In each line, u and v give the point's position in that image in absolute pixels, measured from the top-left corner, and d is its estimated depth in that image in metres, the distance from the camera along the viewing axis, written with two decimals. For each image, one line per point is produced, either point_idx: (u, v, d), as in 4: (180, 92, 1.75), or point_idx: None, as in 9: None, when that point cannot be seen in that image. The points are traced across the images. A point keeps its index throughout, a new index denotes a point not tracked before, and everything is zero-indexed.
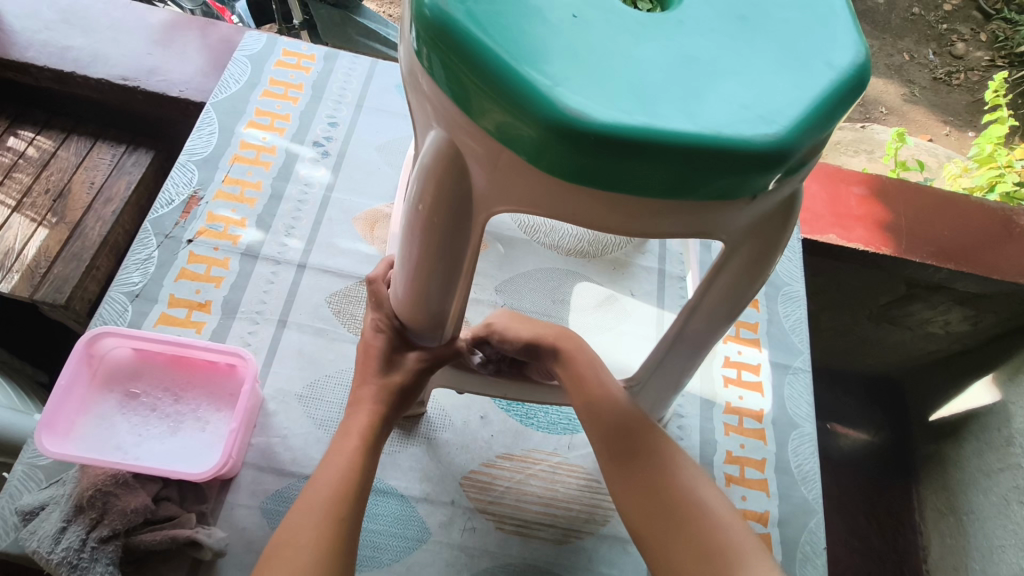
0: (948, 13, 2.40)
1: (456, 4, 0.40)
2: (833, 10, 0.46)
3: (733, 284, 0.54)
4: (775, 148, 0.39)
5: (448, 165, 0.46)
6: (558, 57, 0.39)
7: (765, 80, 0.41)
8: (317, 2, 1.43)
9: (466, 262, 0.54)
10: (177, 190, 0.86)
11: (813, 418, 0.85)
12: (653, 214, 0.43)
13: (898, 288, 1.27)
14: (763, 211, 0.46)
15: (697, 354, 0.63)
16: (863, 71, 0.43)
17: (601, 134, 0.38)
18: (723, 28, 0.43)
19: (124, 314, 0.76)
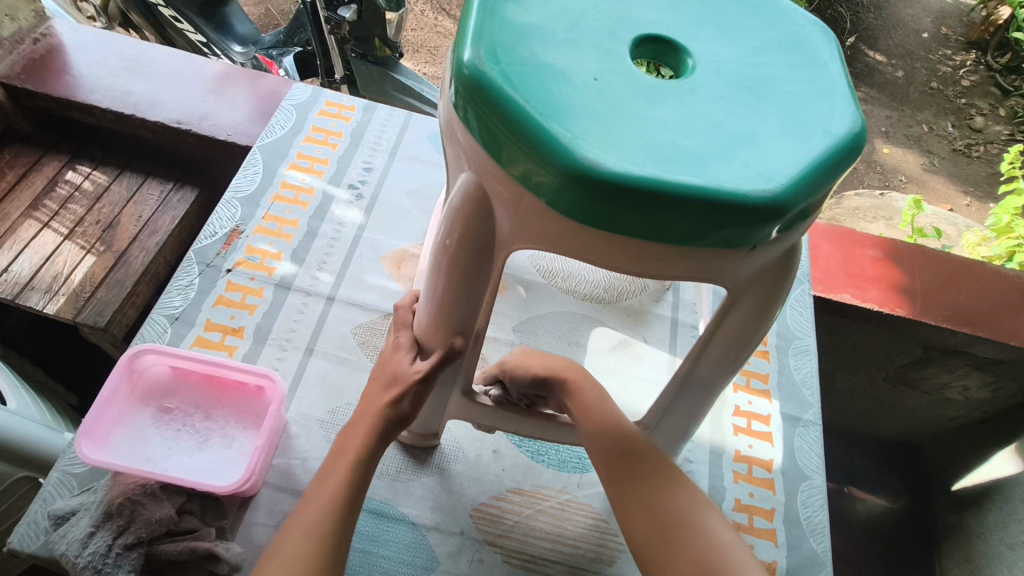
0: (966, 88, 2.47)
1: (493, 65, 0.45)
2: (833, 85, 0.51)
3: (737, 330, 0.57)
4: (773, 204, 0.43)
5: (476, 206, 0.51)
6: (580, 114, 0.44)
7: (767, 144, 0.46)
8: (358, 60, 1.54)
9: (486, 299, 0.58)
10: (221, 223, 0.93)
11: (823, 472, 0.85)
12: (662, 257, 0.47)
13: (915, 350, 1.28)
14: (765, 261, 0.50)
15: (709, 398, 0.66)
16: (858, 139, 0.48)
17: (613, 182, 0.42)
18: (731, 95, 0.48)
19: (163, 335, 0.81)
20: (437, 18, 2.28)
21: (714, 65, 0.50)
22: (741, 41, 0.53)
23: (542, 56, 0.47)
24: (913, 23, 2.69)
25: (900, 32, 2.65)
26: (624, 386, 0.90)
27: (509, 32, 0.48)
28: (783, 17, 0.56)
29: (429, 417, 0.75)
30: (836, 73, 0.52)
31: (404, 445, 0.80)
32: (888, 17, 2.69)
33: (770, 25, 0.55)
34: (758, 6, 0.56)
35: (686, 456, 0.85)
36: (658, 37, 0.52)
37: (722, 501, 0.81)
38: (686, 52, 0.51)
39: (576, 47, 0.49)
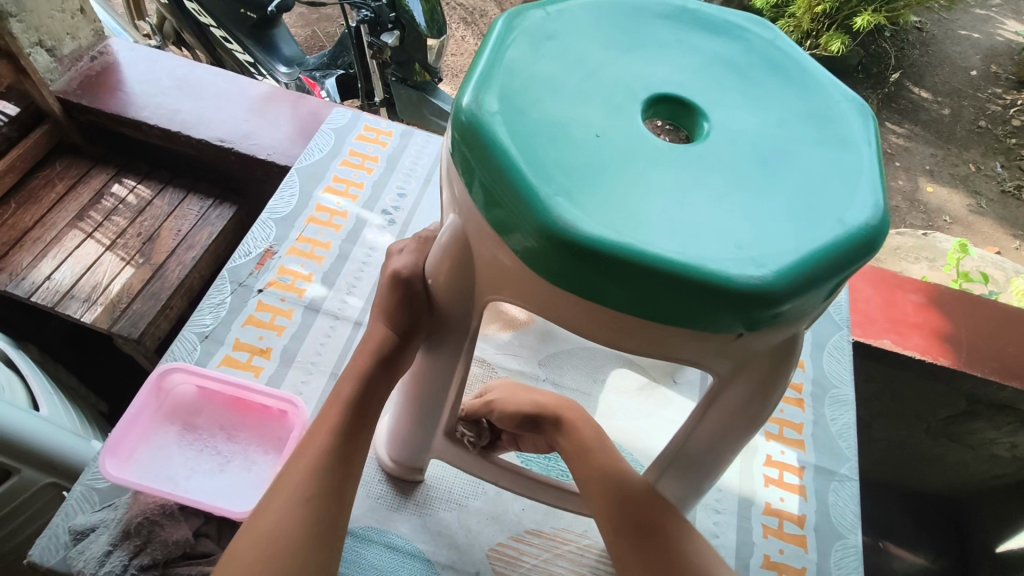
0: (1016, 127, 2.41)
1: (490, 110, 0.43)
2: (861, 167, 0.45)
3: (737, 407, 0.51)
4: (759, 292, 0.38)
5: (459, 250, 0.49)
6: (566, 170, 0.41)
7: (768, 224, 0.41)
8: (398, 84, 1.56)
9: (464, 347, 0.56)
10: (256, 243, 0.93)
11: (859, 531, 0.81)
12: (640, 331, 0.43)
13: (958, 403, 1.22)
14: (759, 348, 0.45)
15: (708, 470, 0.60)
16: (874, 235, 0.42)
17: (585, 247, 0.38)
18: (739, 168, 0.44)
19: (192, 353, 0.82)
20: (476, 44, 2.32)
21: (731, 132, 0.46)
22: (767, 109, 0.48)
23: (546, 109, 0.44)
24: (961, 60, 2.64)
25: (947, 69, 2.59)
26: (650, 429, 0.87)
27: (514, 80, 0.45)
28: (820, 88, 0.50)
29: (415, 454, 0.73)
30: (869, 158, 0.46)
31: (391, 479, 0.78)
32: (934, 53, 2.65)
33: (802, 97, 0.49)
34: (794, 73, 0.51)
35: (713, 505, 0.82)
36: (676, 98, 0.48)
37: (750, 556, 0.78)
38: (703, 115, 0.47)
39: (582, 102, 0.45)
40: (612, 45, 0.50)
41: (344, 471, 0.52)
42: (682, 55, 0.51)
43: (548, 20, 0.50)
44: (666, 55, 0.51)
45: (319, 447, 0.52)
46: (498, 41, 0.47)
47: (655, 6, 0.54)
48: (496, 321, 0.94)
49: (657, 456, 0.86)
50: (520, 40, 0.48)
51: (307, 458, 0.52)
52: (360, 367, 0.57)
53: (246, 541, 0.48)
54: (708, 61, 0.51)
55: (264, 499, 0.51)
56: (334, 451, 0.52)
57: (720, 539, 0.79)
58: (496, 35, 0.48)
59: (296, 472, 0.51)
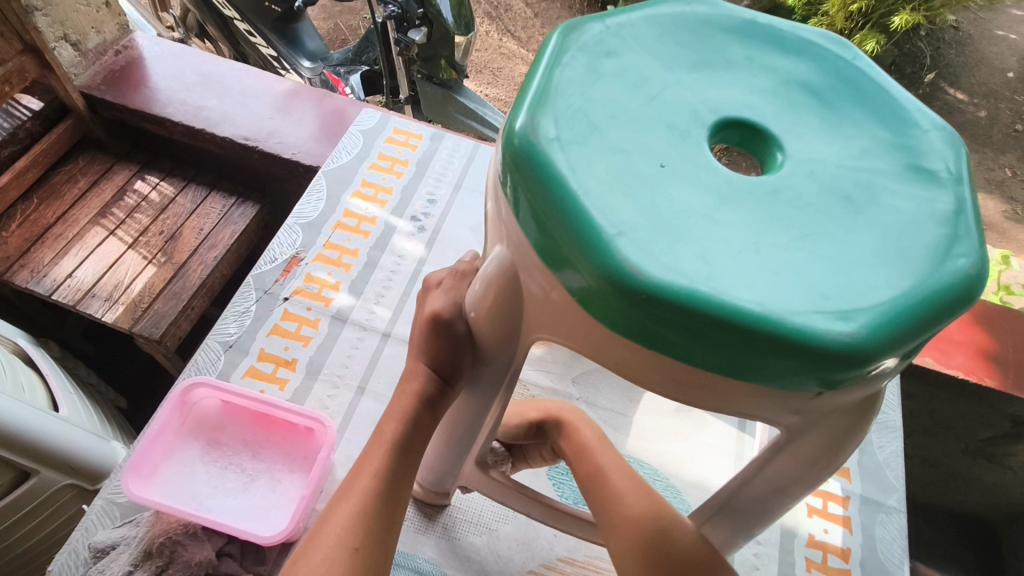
0: None
1: (546, 136, 0.39)
2: (954, 208, 0.40)
3: (808, 459, 0.45)
4: (845, 351, 0.34)
5: (507, 286, 0.44)
6: (630, 206, 0.37)
7: (854, 273, 0.36)
8: (424, 82, 1.54)
9: (504, 384, 0.51)
10: (281, 249, 0.90)
11: (908, 567, 0.77)
12: (705, 385, 0.39)
13: (1002, 424, 1.18)
14: (836, 407, 0.39)
15: (765, 519, 0.53)
16: (972, 287, 0.37)
17: (652, 294, 0.34)
18: (819, 206, 0.39)
19: (216, 363, 0.79)
20: (501, 40, 2.28)
21: (810, 164, 0.41)
22: (847, 139, 0.43)
23: (607, 134, 0.40)
24: (999, 61, 2.56)
25: (984, 70, 2.51)
26: (687, 454, 0.83)
27: (571, 101, 0.41)
28: (904, 116, 0.45)
29: (444, 479, 0.69)
30: (962, 198, 0.41)
31: (417, 502, 0.75)
32: (971, 53, 2.56)
33: (885, 126, 0.45)
34: (875, 99, 0.46)
35: (753, 536, 0.78)
36: (748, 124, 0.43)
37: None
38: (777, 143, 0.42)
39: (645, 126, 0.41)
40: (676, 63, 0.46)
41: (384, 508, 0.49)
42: (753, 77, 0.46)
43: (608, 34, 0.46)
44: (736, 76, 0.46)
45: (361, 488, 0.49)
46: (553, 57, 0.43)
47: (723, 21, 0.49)
48: None
49: (695, 483, 0.82)
50: (577, 56, 0.44)
51: (350, 500, 0.49)
52: (402, 406, 0.53)
53: None
54: (780, 83, 0.46)
55: (306, 538, 0.48)
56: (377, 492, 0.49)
57: (761, 572, 0.76)
58: (551, 50, 0.44)
59: (336, 513, 0.48)
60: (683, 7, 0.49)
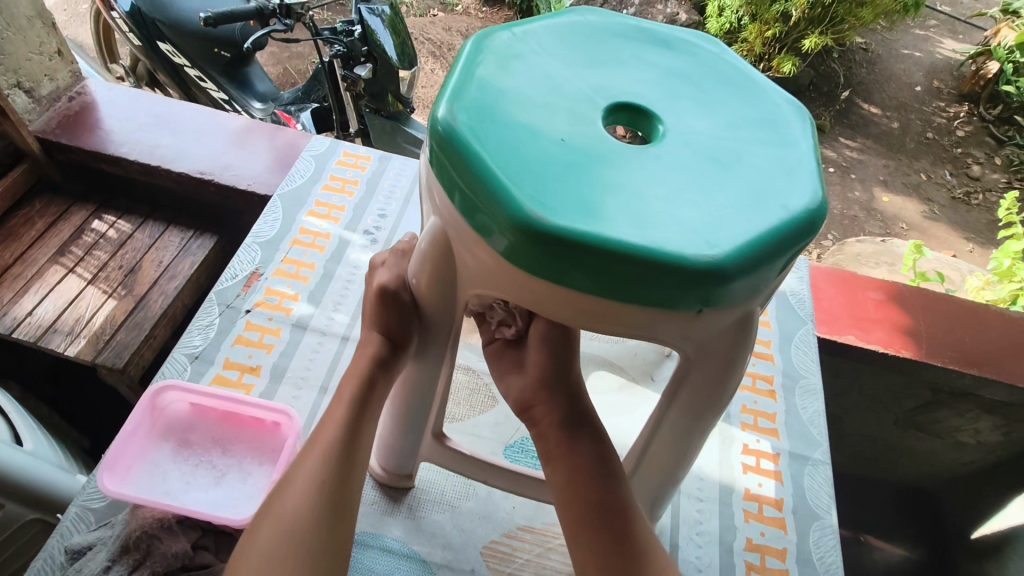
0: (961, 138, 2.56)
1: (463, 121, 0.47)
2: (800, 162, 0.50)
3: (705, 387, 0.54)
4: (712, 271, 0.43)
5: (440, 251, 0.51)
6: (536, 171, 0.45)
7: (719, 212, 0.45)
8: (374, 115, 1.62)
9: (449, 346, 0.58)
10: (242, 266, 0.96)
11: (835, 511, 0.85)
12: (611, 314, 0.46)
13: (923, 393, 1.28)
14: (717, 327, 0.48)
15: (687, 452, 0.62)
16: (814, 218, 0.46)
17: (555, 235, 0.42)
18: (692, 165, 0.48)
19: (183, 373, 0.84)
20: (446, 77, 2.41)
21: (684, 134, 0.50)
22: (716, 114, 0.53)
23: (515, 116, 0.48)
24: (906, 77, 2.80)
25: (892, 86, 2.75)
26: (632, 426, 0.91)
27: (485, 94, 0.49)
28: (762, 95, 0.55)
29: (404, 459, 0.75)
30: (807, 152, 0.51)
31: (382, 485, 0.80)
32: (880, 72, 2.80)
33: (747, 102, 0.54)
34: (738, 83, 0.56)
35: (695, 494, 0.85)
36: (634, 105, 0.52)
37: (733, 540, 0.81)
38: (658, 118, 0.51)
39: (547, 110, 0.49)
40: (572, 62, 0.55)
41: (347, 457, 0.55)
42: (639, 71, 0.56)
43: (515, 41, 0.55)
44: (624, 70, 0.55)
45: (326, 442, 0.55)
46: (469, 60, 0.52)
47: (613, 28, 0.59)
48: (478, 330, 0.97)
49: None
50: (488, 59, 0.52)
51: (316, 454, 0.54)
52: (359, 367, 0.59)
53: (265, 523, 0.51)
54: (660, 74, 0.56)
55: (279, 487, 0.54)
56: (341, 441, 0.55)
57: (704, 526, 0.82)
58: (466, 55, 0.52)
59: (305, 463, 0.54)
60: (578, 19, 0.59)
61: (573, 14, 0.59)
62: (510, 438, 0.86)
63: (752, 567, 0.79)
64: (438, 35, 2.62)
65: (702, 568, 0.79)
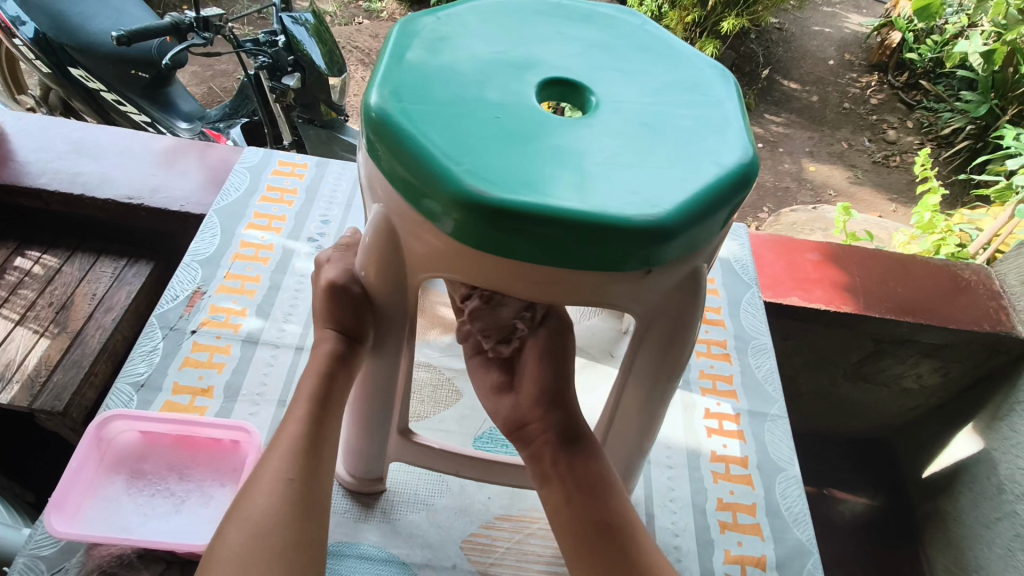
0: (875, 105, 2.71)
1: (394, 105, 0.47)
2: (727, 119, 0.51)
3: (665, 348, 0.55)
4: (656, 229, 0.44)
5: (385, 240, 0.51)
6: (473, 147, 0.45)
7: (656, 172, 0.46)
8: (304, 124, 1.58)
9: (406, 338, 0.57)
10: (182, 286, 0.92)
11: (796, 462, 0.88)
12: (562, 281, 0.47)
13: (866, 344, 1.34)
14: (665, 286, 0.50)
15: (653, 420, 0.63)
16: (746, 170, 0.48)
17: (499, 207, 0.42)
18: (624, 130, 0.49)
19: (129, 403, 0.80)
20: None
21: (613, 103, 0.52)
22: (643, 81, 0.54)
23: (447, 97, 0.48)
24: (819, 52, 2.95)
25: (808, 61, 2.89)
26: (597, 404, 0.92)
27: (414, 77, 0.49)
28: (684, 60, 0.57)
29: (372, 462, 0.74)
30: (732, 111, 0.52)
31: (350, 492, 0.78)
32: (795, 49, 2.93)
33: (671, 69, 0.56)
34: (661, 51, 0.58)
35: (665, 462, 0.87)
36: (563, 79, 0.53)
37: (705, 502, 0.84)
38: (588, 90, 0.52)
39: (479, 88, 0.50)
40: (498, 41, 0.55)
41: (313, 454, 0.53)
42: (565, 45, 0.56)
43: (439, 24, 0.55)
44: (550, 46, 0.56)
45: (292, 433, 0.54)
46: (393, 46, 0.52)
47: (534, 6, 0.60)
48: (434, 326, 0.96)
49: None
50: (413, 44, 0.52)
51: (281, 446, 0.53)
52: (314, 367, 0.57)
53: (232, 525, 0.49)
54: (585, 47, 0.57)
55: (243, 489, 0.52)
56: (307, 436, 0.54)
57: (676, 492, 0.84)
58: (391, 42, 0.52)
59: (274, 458, 0.52)
60: (499, 0, 0.60)
61: None
62: (477, 430, 0.85)
63: (725, 525, 0.81)
64: (366, 43, 2.60)
65: (678, 533, 0.81)
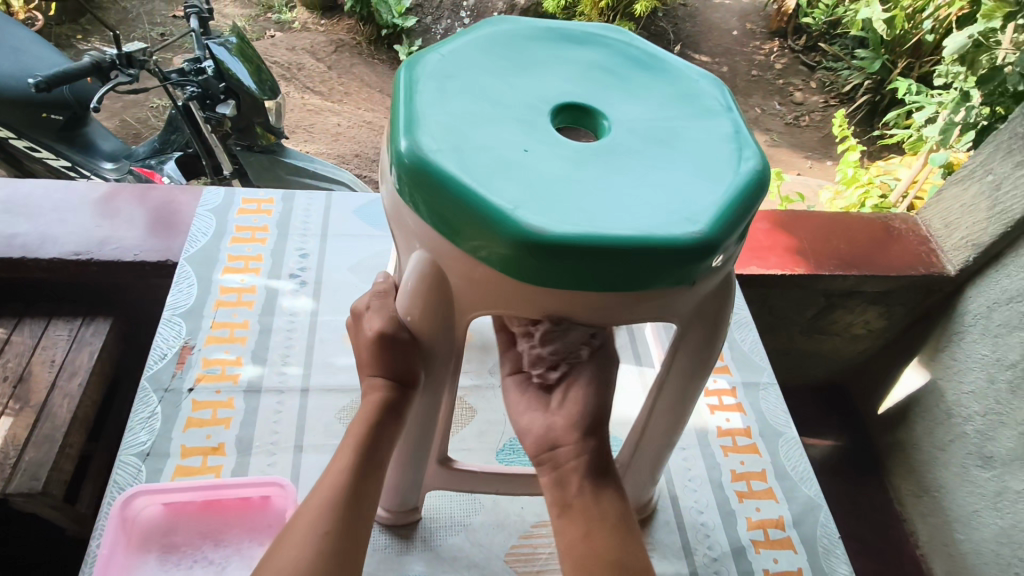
0: (780, 70, 2.87)
1: (429, 150, 0.47)
2: (733, 128, 0.55)
3: (699, 346, 0.58)
4: (702, 244, 0.46)
5: (431, 283, 0.51)
6: (517, 184, 0.46)
7: (689, 187, 0.49)
8: (248, 153, 1.54)
9: (450, 373, 0.58)
10: (168, 344, 0.88)
11: (792, 423, 0.95)
12: (613, 302, 0.49)
13: (818, 300, 1.35)
14: (703, 293, 0.53)
15: (683, 414, 0.67)
16: (764, 175, 0.51)
17: (558, 242, 0.44)
18: (647, 149, 0.51)
19: (138, 475, 0.76)
20: (303, 98, 2.35)
21: (628, 123, 0.54)
22: (647, 98, 0.56)
23: (476, 135, 0.49)
24: (723, 24, 3.06)
25: (715, 33, 3.01)
26: None
27: (438, 119, 0.49)
28: (678, 73, 0.60)
29: (408, 494, 0.74)
30: (735, 119, 0.56)
31: (386, 526, 0.78)
32: (701, 22, 3.03)
33: (669, 83, 0.58)
34: (654, 66, 0.60)
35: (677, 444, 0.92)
36: (576, 104, 0.54)
37: (720, 476, 0.89)
38: (601, 113, 0.54)
39: (502, 123, 0.51)
40: (504, 72, 0.56)
41: (354, 508, 0.53)
42: (566, 70, 0.58)
43: (443, 61, 0.55)
44: (553, 71, 0.57)
45: (329, 487, 0.53)
46: (408, 89, 0.52)
47: (526, 32, 0.61)
48: None
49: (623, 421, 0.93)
50: (425, 84, 0.52)
51: (315, 500, 0.53)
52: (364, 414, 0.58)
53: None
54: (584, 68, 0.59)
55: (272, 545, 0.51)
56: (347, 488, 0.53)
57: (693, 471, 0.89)
58: (404, 85, 0.52)
59: (307, 516, 0.52)
60: (491, 29, 0.60)
61: (485, 26, 0.61)
62: (499, 443, 0.87)
63: (742, 494, 0.87)
64: (284, 57, 2.53)
65: (703, 509, 0.85)
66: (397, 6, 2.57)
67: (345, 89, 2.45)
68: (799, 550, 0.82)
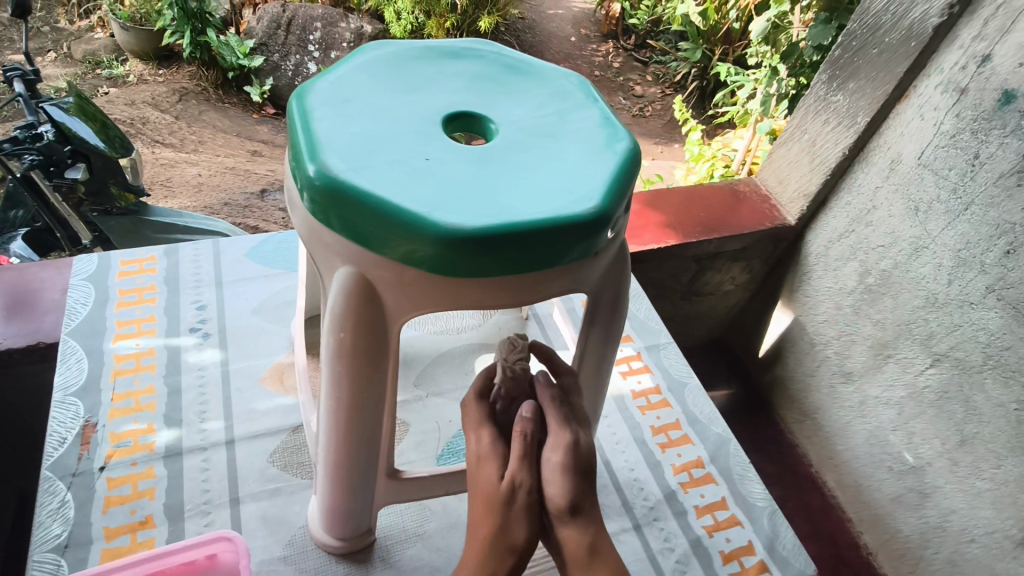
0: (618, 68, 3.11)
1: (339, 169, 0.50)
2: (603, 116, 0.62)
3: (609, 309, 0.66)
4: (599, 217, 0.52)
5: (356, 298, 0.54)
6: (427, 189, 0.50)
7: (577, 171, 0.55)
8: (105, 218, 1.44)
9: (388, 380, 0.61)
10: (66, 426, 0.82)
11: (693, 373, 1.06)
12: (530, 284, 0.54)
13: (689, 266, 1.39)
14: (605, 261, 0.59)
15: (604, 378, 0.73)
16: (637, 151, 0.59)
17: (475, 235, 0.48)
18: (535, 144, 0.58)
19: (60, 569, 0.70)
20: (152, 153, 2.21)
21: (514, 123, 0.60)
22: (526, 100, 0.63)
23: (380, 150, 0.53)
24: (560, 32, 3.27)
25: (555, 41, 3.20)
26: None
27: (341, 140, 0.53)
28: (547, 75, 0.67)
29: (360, 516, 0.74)
30: (603, 108, 0.63)
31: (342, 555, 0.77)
32: (541, 32, 3.21)
33: (541, 84, 0.65)
34: (526, 72, 0.67)
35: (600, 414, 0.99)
36: (465, 113, 0.60)
37: (643, 433, 0.97)
38: (488, 118, 0.60)
39: (401, 137, 0.55)
40: (393, 91, 0.60)
41: None
42: (449, 83, 0.63)
43: (334, 88, 0.59)
44: (437, 85, 0.62)
45: None
46: (307, 118, 0.55)
47: (405, 54, 0.66)
48: None
49: None
50: (322, 111, 0.56)
51: None
52: None
53: None
54: (465, 80, 0.64)
55: None
56: None
57: (618, 434, 0.97)
58: (302, 114, 0.55)
59: None
60: (372, 54, 0.64)
61: (366, 52, 0.65)
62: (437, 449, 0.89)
63: (664, 445, 0.96)
64: (123, 114, 2.36)
65: (633, 466, 0.93)
66: (239, 48, 2.51)
67: (198, 138, 2.35)
68: (719, 482, 0.92)
